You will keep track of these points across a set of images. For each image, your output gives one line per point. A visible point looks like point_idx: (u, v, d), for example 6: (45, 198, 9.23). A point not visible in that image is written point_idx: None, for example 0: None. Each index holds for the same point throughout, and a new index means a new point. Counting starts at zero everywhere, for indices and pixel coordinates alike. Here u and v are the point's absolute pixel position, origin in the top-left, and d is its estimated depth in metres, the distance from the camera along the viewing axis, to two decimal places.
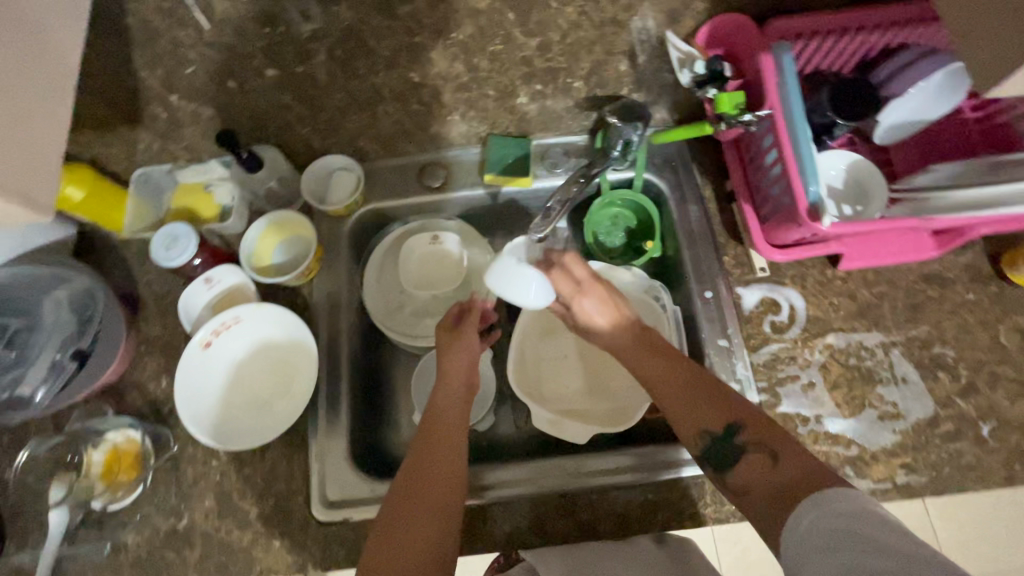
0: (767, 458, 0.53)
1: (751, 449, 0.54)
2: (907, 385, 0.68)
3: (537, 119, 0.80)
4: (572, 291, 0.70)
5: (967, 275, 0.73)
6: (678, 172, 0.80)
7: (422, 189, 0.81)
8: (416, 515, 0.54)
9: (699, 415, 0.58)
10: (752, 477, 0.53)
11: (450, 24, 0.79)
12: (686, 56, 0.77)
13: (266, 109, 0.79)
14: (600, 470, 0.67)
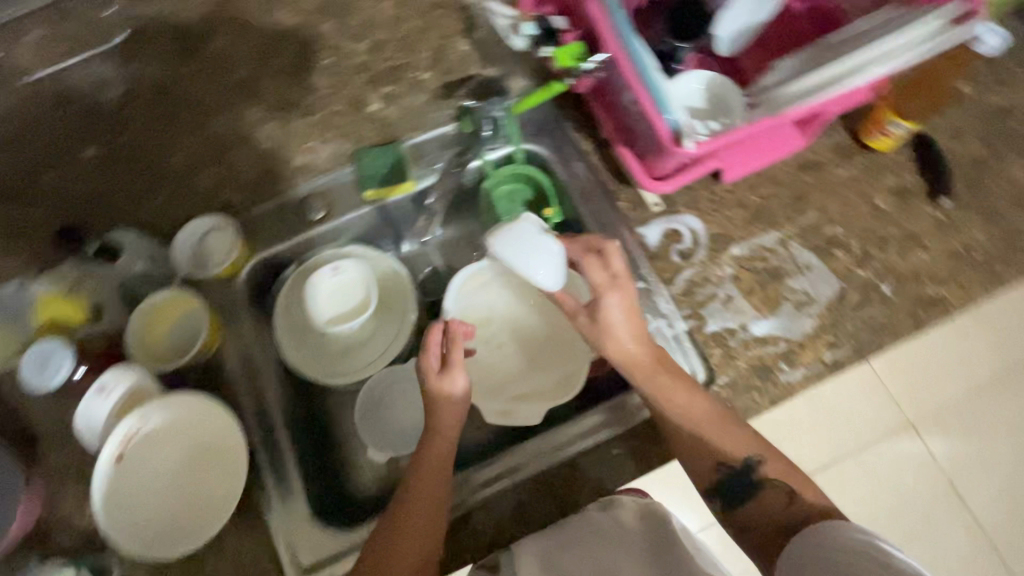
0: (783, 497, 0.59)
1: (767, 485, 0.61)
2: (811, 271, 0.72)
3: (399, 118, 0.77)
4: (587, 318, 0.66)
5: (836, 153, 0.77)
6: (552, 135, 0.80)
7: (307, 226, 0.77)
8: (402, 549, 0.57)
9: (719, 450, 0.61)
10: (772, 508, 0.59)
11: (276, 58, 0.79)
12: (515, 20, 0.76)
13: (113, 192, 0.74)
14: (572, 440, 0.67)
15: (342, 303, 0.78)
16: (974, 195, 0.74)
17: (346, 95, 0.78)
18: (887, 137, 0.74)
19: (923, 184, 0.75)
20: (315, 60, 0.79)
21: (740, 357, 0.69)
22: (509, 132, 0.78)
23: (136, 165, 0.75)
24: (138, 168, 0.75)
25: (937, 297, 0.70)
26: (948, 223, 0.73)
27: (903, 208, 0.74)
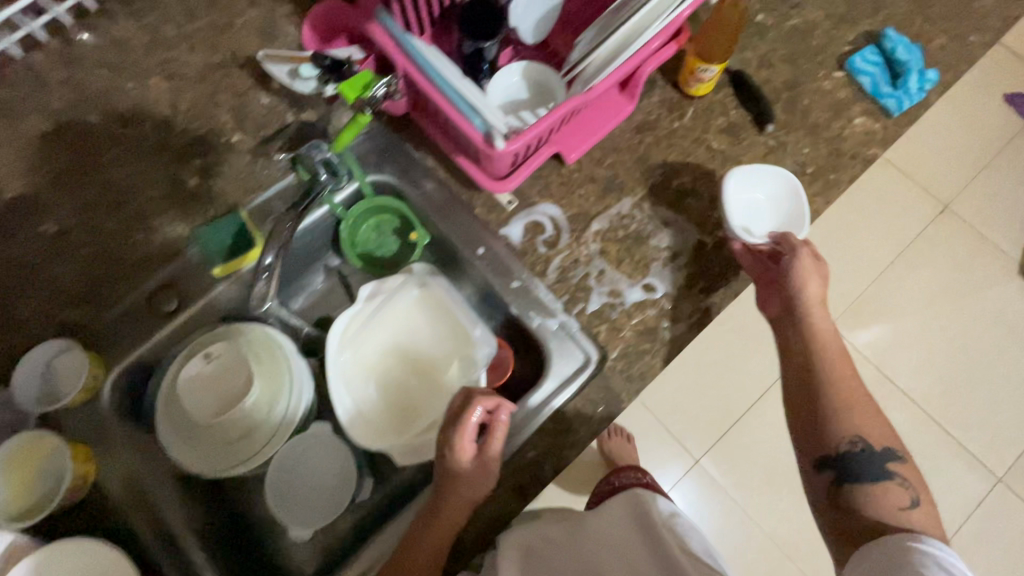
0: (896, 504, 0.62)
1: (893, 481, 0.63)
2: (670, 226, 0.74)
3: (226, 186, 0.73)
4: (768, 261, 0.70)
5: (664, 108, 0.79)
6: (391, 160, 0.78)
7: (163, 321, 0.72)
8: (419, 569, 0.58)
9: (866, 432, 0.64)
10: (886, 500, 0.62)
11: (63, 159, 0.73)
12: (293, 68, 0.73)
13: None
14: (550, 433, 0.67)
15: (223, 388, 0.73)
16: (795, 115, 0.78)
17: (164, 178, 0.73)
18: (702, 82, 0.77)
19: (749, 117, 0.79)
20: (116, 151, 0.73)
21: (625, 327, 0.70)
22: (350, 169, 0.76)
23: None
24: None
25: (786, 218, 0.74)
26: (779, 148, 0.77)
27: (735, 143, 0.78)
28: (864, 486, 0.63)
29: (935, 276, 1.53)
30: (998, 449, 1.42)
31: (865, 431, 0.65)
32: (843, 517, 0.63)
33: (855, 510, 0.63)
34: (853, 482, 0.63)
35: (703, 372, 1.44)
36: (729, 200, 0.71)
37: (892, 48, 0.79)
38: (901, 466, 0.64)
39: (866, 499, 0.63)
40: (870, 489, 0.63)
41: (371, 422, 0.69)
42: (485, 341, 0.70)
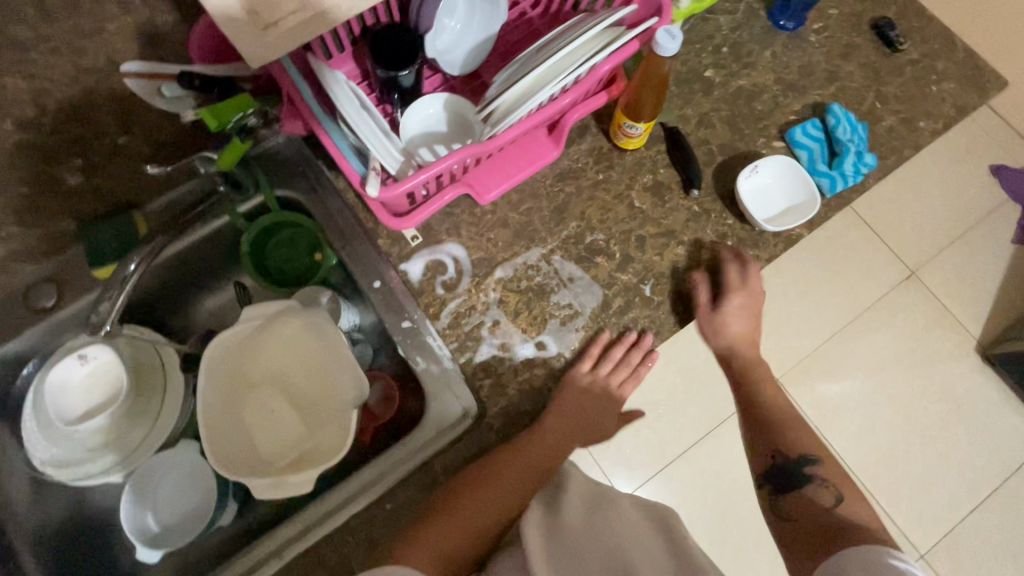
0: (831, 499, 0.65)
1: (817, 483, 0.66)
2: (576, 283, 0.71)
3: (118, 189, 0.70)
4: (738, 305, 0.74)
5: (591, 157, 0.76)
6: (303, 176, 0.75)
7: (37, 316, 0.69)
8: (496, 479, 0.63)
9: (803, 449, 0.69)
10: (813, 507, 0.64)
11: None
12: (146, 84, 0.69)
13: None
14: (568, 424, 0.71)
15: (97, 394, 0.69)
16: (725, 182, 0.75)
17: (52, 173, 0.70)
18: (632, 137, 0.74)
19: (678, 178, 0.75)
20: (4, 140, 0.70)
21: (510, 384, 0.68)
22: (258, 182, 0.73)
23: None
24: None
25: (696, 291, 0.71)
26: (702, 215, 0.74)
27: (659, 204, 0.75)
28: (794, 496, 0.66)
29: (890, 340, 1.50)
30: (922, 525, 1.41)
31: (785, 446, 0.70)
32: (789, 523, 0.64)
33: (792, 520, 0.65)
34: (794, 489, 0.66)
35: (643, 409, 1.41)
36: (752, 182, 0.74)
37: (835, 125, 0.76)
38: (819, 469, 0.68)
39: (802, 508, 0.65)
40: (806, 499, 0.65)
41: (235, 450, 0.67)
42: (361, 380, 0.66)
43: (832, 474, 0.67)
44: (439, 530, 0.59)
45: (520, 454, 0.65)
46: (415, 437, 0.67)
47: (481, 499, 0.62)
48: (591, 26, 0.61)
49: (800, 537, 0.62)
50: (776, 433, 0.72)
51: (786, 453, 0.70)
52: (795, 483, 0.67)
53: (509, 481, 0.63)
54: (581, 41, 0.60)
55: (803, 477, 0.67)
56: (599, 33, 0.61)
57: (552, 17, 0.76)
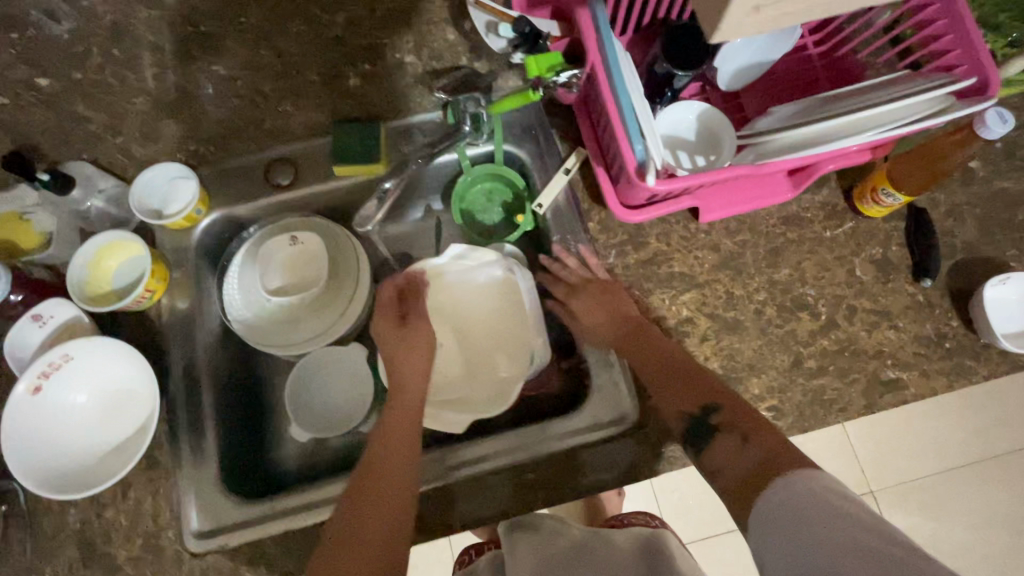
0: (737, 440, 0.54)
1: (724, 432, 0.55)
2: (770, 331, 0.69)
3: (379, 101, 0.74)
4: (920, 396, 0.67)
5: (823, 211, 0.73)
6: (538, 140, 0.77)
7: (271, 190, 0.75)
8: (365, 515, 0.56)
9: (700, 392, 0.59)
10: (724, 459, 0.53)
11: (247, 10, 0.75)
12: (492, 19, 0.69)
13: (68, 123, 0.71)
14: (564, 432, 0.67)
15: (294, 274, 0.76)
16: (957, 282, 0.70)
17: (327, 66, 0.74)
18: (879, 205, 0.70)
19: (909, 261, 0.71)
20: (295, 26, 0.75)
21: None
22: (493, 130, 0.76)
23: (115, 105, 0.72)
24: (119, 109, 0.72)
25: (895, 381, 0.67)
26: (925, 306, 0.69)
27: (881, 282, 0.70)
28: (708, 452, 0.55)
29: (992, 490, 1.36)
30: None
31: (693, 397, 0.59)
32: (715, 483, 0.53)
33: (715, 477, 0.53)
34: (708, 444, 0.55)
35: None
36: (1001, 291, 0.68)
37: None
38: (723, 418, 0.56)
39: (720, 455, 0.54)
40: (718, 446, 0.55)
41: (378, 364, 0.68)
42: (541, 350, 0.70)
43: (742, 420, 0.55)
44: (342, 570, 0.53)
45: (388, 471, 0.58)
46: (562, 422, 0.68)
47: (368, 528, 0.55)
48: (929, 87, 0.57)
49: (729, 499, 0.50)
50: (660, 391, 0.61)
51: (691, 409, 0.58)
52: (706, 438, 0.56)
53: (386, 509, 0.56)
54: (900, 104, 0.57)
55: (706, 430, 0.56)
56: (938, 96, 0.56)
57: (832, 60, 0.73)
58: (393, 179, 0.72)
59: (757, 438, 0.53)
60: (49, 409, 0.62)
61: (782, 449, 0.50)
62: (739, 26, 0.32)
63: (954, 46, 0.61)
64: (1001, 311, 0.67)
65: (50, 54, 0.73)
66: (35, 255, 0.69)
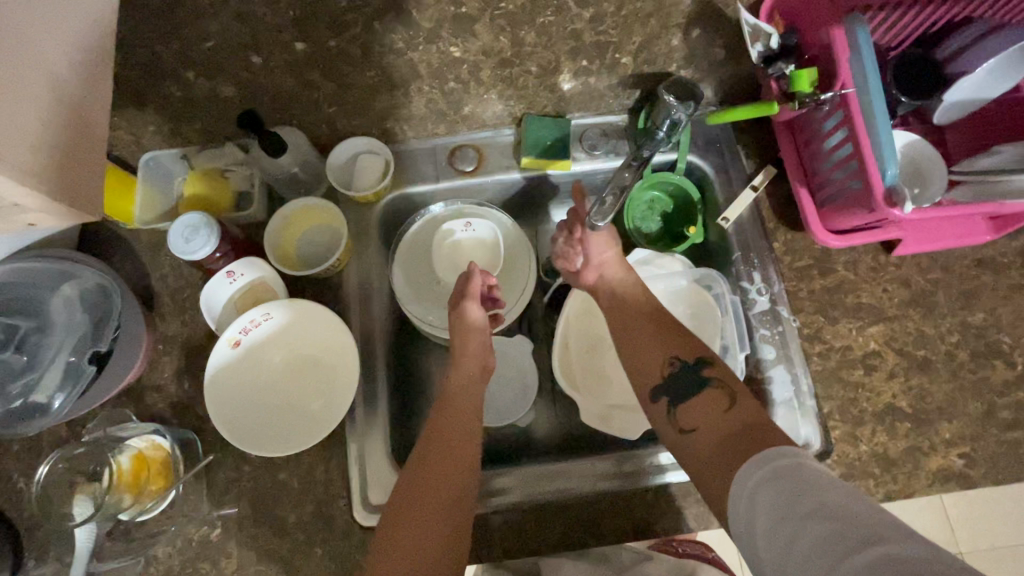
0: (725, 399, 0.55)
1: (714, 383, 0.56)
2: (963, 374, 0.67)
3: (577, 98, 0.73)
4: None
5: (1021, 258, 0.71)
6: (723, 154, 0.75)
7: (454, 174, 0.74)
8: (417, 517, 0.53)
9: (674, 346, 0.61)
10: (704, 413, 0.54)
11: None
12: (754, 30, 0.63)
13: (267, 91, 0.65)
14: (582, 474, 0.65)
15: (464, 259, 0.76)
16: None
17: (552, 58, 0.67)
18: None
19: None
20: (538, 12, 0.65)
21: (862, 441, 0.65)
22: (678, 141, 0.74)
23: None
24: (349, 80, 0.66)
25: None
26: None
27: None
28: (689, 403, 0.56)
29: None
30: None
31: (681, 350, 0.60)
32: (686, 440, 0.54)
33: (692, 434, 0.54)
34: (688, 402, 0.56)
35: None
36: None
37: None
38: (711, 369, 0.58)
39: (699, 413, 0.55)
40: (702, 401, 0.56)
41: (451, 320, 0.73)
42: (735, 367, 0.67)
43: (732, 378, 0.57)
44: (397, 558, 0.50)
45: (440, 447, 0.58)
46: (601, 459, 0.66)
47: (421, 522, 0.53)
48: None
49: (707, 468, 0.51)
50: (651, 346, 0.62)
51: (682, 357, 0.60)
52: (697, 387, 0.57)
53: (435, 501, 0.54)
54: None
55: (698, 381, 0.57)
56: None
57: None
58: (609, 188, 0.68)
59: (741, 399, 0.54)
60: (246, 364, 0.65)
61: (764, 417, 0.51)
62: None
63: None
64: None
65: (320, 23, 0.60)
66: (231, 213, 0.71)
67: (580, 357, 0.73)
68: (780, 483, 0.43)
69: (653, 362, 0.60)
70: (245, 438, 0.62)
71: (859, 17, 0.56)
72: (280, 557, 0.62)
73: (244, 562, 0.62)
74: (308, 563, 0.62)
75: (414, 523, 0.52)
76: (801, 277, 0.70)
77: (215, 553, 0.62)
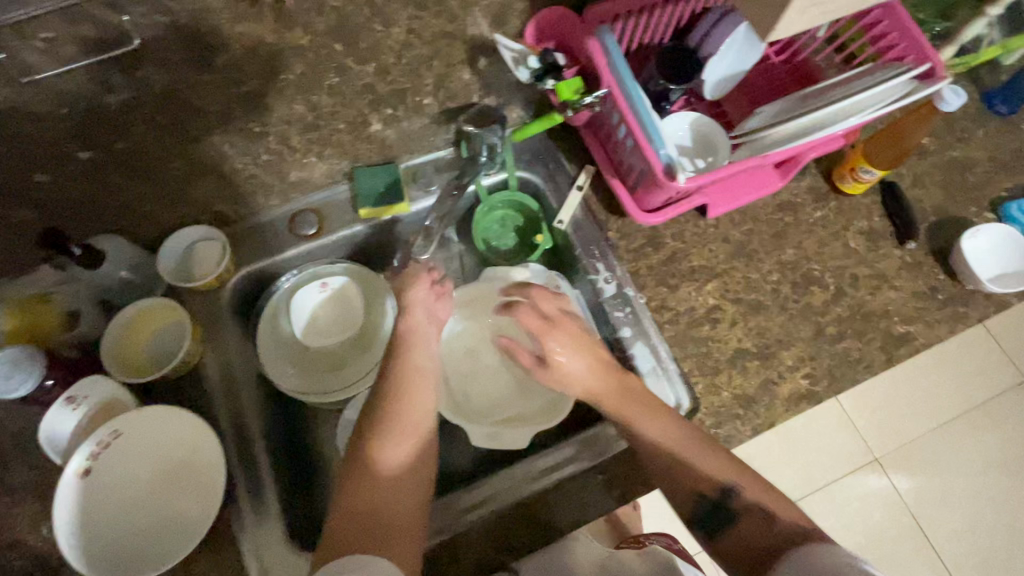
0: (763, 519, 0.56)
1: (746, 510, 0.57)
2: (790, 305, 0.75)
3: (398, 143, 0.76)
4: (927, 344, 0.74)
5: (811, 195, 0.82)
6: (547, 163, 0.82)
7: (300, 241, 0.75)
8: (371, 490, 0.59)
9: (691, 467, 0.60)
10: (744, 535, 0.56)
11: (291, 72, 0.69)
12: (519, 54, 0.72)
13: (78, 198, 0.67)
14: (484, 500, 0.67)
15: (328, 313, 0.76)
16: (936, 242, 0.79)
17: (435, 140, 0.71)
18: (858, 182, 0.79)
19: (892, 228, 0.80)
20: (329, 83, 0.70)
21: (723, 388, 0.71)
22: (504, 158, 0.80)
23: None
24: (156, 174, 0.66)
25: (906, 334, 0.74)
26: (914, 265, 0.78)
27: (872, 248, 0.79)
28: (728, 534, 0.57)
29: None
30: None
31: (702, 467, 0.59)
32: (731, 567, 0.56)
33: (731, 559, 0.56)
34: (728, 528, 0.57)
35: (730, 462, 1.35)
36: (982, 255, 0.76)
37: None
38: (739, 491, 0.58)
39: (738, 540, 0.56)
40: (743, 525, 0.56)
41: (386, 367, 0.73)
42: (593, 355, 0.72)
43: (759, 491, 0.58)
44: (370, 490, 0.59)
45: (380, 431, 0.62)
46: (496, 479, 0.68)
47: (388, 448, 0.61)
48: (892, 75, 0.67)
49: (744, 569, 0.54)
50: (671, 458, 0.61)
51: (704, 489, 0.59)
52: (728, 515, 0.57)
53: (385, 478, 0.60)
54: (865, 95, 0.65)
55: (730, 508, 0.57)
56: (899, 83, 0.65)
57: (795, 65, 0.82)
58: (433, 217, 0.76)
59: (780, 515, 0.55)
60: (98, 490, 0.59)
61: (802, 528, 0.53)
62: (790, 28, 0.37)
63: (899, 42, 0.72)
64: (992, 271, 0.77)
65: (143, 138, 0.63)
66: (63, 335, 0.66)
67: (462, 385, 0.74)
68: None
69: (678, 491, 0.60)
70: (136, 526, 0.60)
71: (605, 28, 0.64)
72: None
73: None
74: None
75: (377, 507, 0.58)
76: (638, 256, 0.77)
77: None
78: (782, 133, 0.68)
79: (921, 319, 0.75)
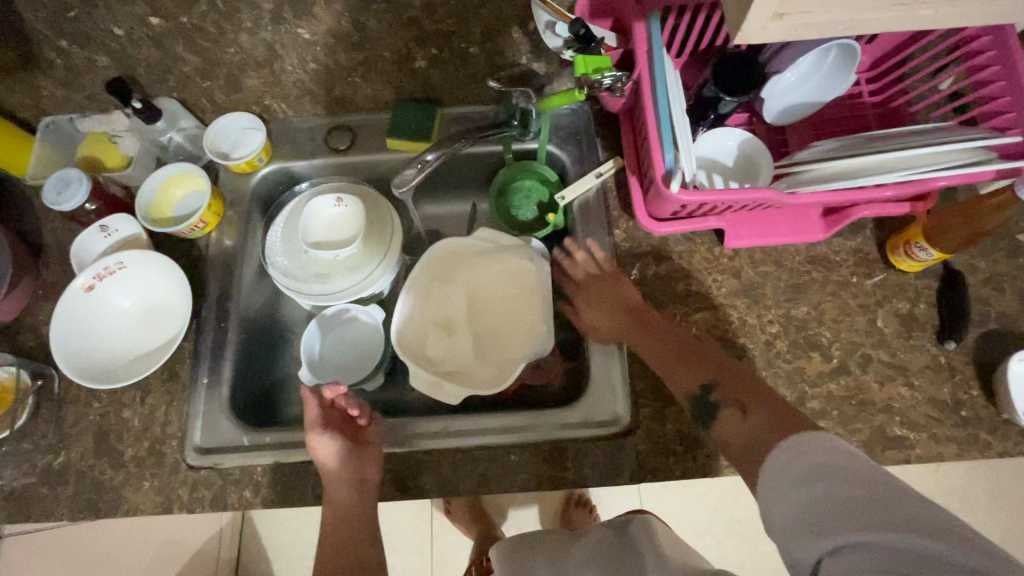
0: (739, 413, 0.57)
1: (725, 404, 0.58)
2: (779, 363, 0.68)
3: (441, 84, 0.77)
4: (925, 455, 0.64)
5: (853, 257, 0.72)
6: (581, 145, 0.79)
7: (329, 154, 0.78)
8: None
9: (680, 378, 0.63)
10: (731, 432, 0.56)
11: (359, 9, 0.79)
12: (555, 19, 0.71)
13: (162, 61, 0.78)
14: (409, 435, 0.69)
15: (335, 233, 0.76)
16: (984, 352, 0.67)
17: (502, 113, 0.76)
18: (912, 259, 0.68)
19: (937, 322, 0.69)
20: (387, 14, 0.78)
21: (669, 419, 0.67)
22: (539, 130, 0.77)
23: (210, 51, 0.79)
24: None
25: (901, 439, 0.65)
26: (947, 369, 0.67)
27: (903, 336, 0.69)
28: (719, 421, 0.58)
29: (993, 523, 1.18)
30: None
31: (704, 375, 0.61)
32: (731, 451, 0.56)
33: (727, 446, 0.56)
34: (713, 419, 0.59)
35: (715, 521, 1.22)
36: None
37: None
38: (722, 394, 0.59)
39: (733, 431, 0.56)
40: (728, 421, 0.57)
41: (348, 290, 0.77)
42: (543, 342, 0.71)
43: (741, 390, 0.58)
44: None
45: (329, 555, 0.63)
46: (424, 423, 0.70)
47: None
48: (968, 138, 0.58)
49: (745, 463, 0.53)
50: (672, 369, 0.63)
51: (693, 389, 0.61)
52: (712, 415, 0.59)
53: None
54: (933, 151, 0.58)
55: (711, 405, 0.59)
56: (976, 149, 0.57)
57: (888, 110, 0.72)
58: (434, 151, 0.70)
59: (755, 406, 0.56)
60: (95, 307, 0.70)
61: (779, 415, 0.53)
62: (759, 32, 0.35)
63: (1010, 109, 0.60)
64: None
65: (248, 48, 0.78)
66: (112, 172, 0.76)
67: (426, 332, 0.75)
68: (808, 458, 0.44)
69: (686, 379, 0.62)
70: (98, 344, 0.69)
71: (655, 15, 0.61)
72: (111, 487, 0.66)
73: (79, 490, 0.66)
74: (136, 493, 0.66)
75: None
76: (638, 262, 0.73)
77: (56, 479, 0.67)
78: (823, 170, 0.61)
79: (930, 425, 0.65)
